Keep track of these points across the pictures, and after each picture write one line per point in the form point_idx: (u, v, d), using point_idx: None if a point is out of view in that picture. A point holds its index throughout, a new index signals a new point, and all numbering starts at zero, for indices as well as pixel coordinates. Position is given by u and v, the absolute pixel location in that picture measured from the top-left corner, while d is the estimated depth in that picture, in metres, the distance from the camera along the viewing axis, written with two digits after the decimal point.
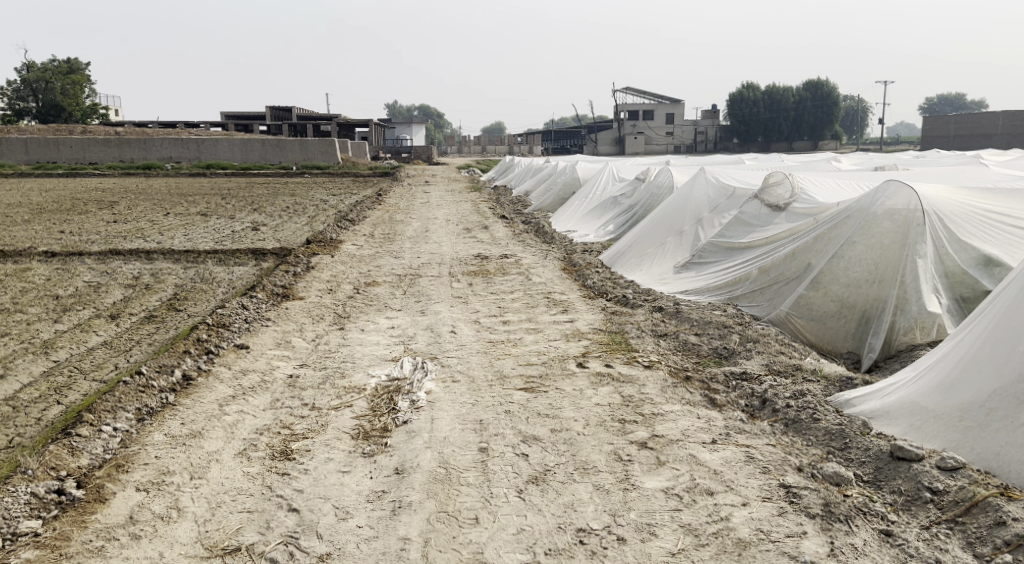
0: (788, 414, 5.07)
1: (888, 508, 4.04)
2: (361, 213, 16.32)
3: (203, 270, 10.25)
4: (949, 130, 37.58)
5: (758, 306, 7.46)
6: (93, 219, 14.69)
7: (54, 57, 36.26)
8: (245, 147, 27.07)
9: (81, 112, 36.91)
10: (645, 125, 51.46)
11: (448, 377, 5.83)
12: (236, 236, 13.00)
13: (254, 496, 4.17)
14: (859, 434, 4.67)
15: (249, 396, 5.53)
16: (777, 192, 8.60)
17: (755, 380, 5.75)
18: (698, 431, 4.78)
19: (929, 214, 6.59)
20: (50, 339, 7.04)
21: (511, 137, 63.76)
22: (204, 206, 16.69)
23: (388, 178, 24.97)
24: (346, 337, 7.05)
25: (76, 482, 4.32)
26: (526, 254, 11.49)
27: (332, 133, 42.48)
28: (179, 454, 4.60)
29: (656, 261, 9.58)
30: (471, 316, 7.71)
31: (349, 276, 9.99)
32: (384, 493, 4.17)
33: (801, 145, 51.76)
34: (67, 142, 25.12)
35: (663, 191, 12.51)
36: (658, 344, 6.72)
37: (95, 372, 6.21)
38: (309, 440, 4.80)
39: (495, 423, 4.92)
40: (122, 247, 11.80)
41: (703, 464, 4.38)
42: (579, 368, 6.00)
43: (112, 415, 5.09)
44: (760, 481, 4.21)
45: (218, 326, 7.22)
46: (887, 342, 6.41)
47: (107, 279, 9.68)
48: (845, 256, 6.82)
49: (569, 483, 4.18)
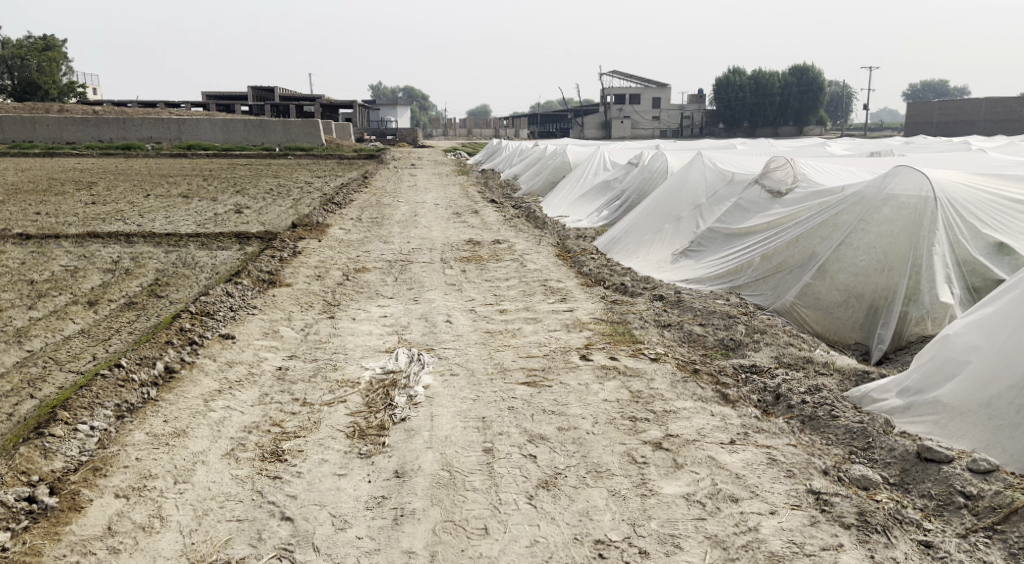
0: (805, 411, 4.82)
1: (919, 514, 3.82)
2: (348, 196, 15.95)
3: (184, 255, 9.87)
4: (932, 116, 37.48)
5: (762, 295, 7.22)
6: (70, 200, 14.23)
7: (29, 34, 35.37)
8: (227, 127, 26.47)
9: (58, 90, 36.16)
10: (631, 109, 51.33)
11: (446, 370, 5.55)
12: (218, 219, 12.61)
13: (244, 503, 3.88)
14: (882, 433, 4.42)
15: (236, 390, 5.23)
16: (779, 176, 8.30)
17: (767, 373, 5.50)
18: (715, 430, 4.53)
19: (941, 200, 6.33)
20: (24, 328, 6.69)
21: (498, 121, 63.48)
22: (185, 188, 16.25)
23: (373, 161, 24.49)
24: (337, 327, 6.74)
25: (48, 489, 4.00)
26: (519, 240, 11.22)
27: (315, 114, 41.88)
28: (163, 455, 4.31)
29: (654, 247, 9.32)
30: (466, 305, 7.41)
31: (337, 262, 9.67)
32: (384, 499, 3.90)
33: (787, 130, 51.77)
34: (43, 120, 24.51)
35: (657, 175, 12.23)
36: (663, 335, 6.47)
37: (71, 363, 5.87)
38: (301, 439, 4.52)
39: (499, 421, 4.65)
40: (100, 229, 11.41)
41: (723, 467, 4.13)
42: (584, 361, 5.73)
43: (89, 413, 4.78)
44: (787, 486, 3.98)
45: (202, 315, 6.90)
46: (897, 333, 6.19)
47: (84, 263, 9.30)
48: (851, 245, 6.57)
49: (582, 488, 3.93)
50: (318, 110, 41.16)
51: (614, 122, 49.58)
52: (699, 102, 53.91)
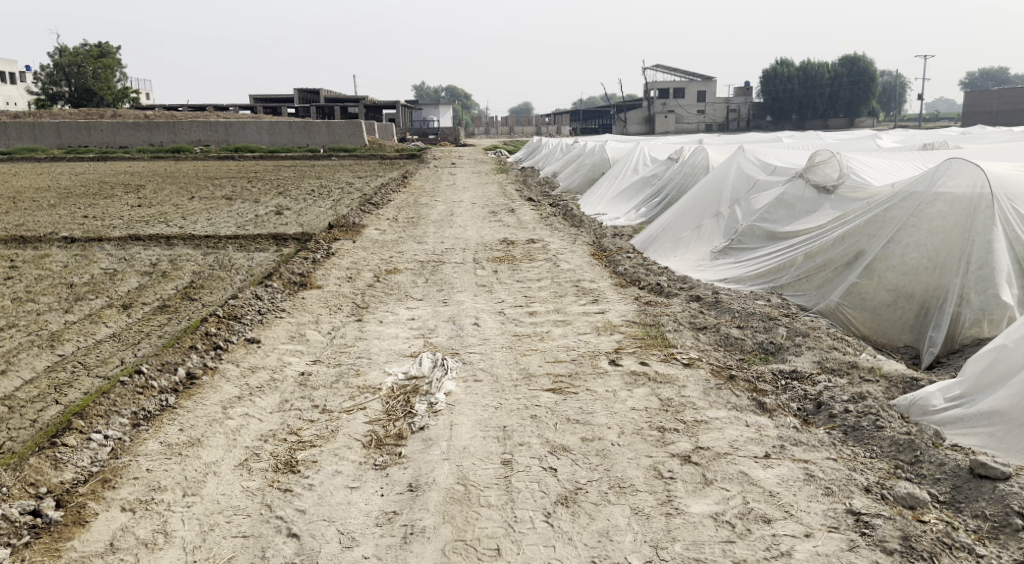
0: (847, 421, 4.52)
1: (972, 537, 3.55)
2: (386, 196, 15.89)
3: (221, 257, 9.85)
4: (991, 105, 36.26)
5: (805, 295, 6.89)
6: (117, 203, 14.37)
7: (86, 41, 36.10)
8: (272, 128, 26.63)
9: (113, 96, 36.81)
10: (677, 103, 50.17)
11: (470, 376, 5.35)
12: (258, 221, 12.59)
13: (251, 518, 3.77)
14: (931, 447, 4.13)
15: (255, 397, 5.11)
16: (824, 171, 7.92)
17: (808, 380, 5.22)
18: (749, 442, 4.27)
19: (999, 196, 5.96)
20: (58, 331, 6.68)
21: (541, 118, 63.14)
22: (229, 190, 16.30)
23: (413, 161, 24.40)
24: (364, 330, 6.60)
25: (53, 502, 3.93)
26: (554, 239, 10.99)
27: (360, 115, 42.07)
28: (174, 466, 4.20)
29: (692, 246, 9.02)
30: (495, 307, 7.22)
31: (370, 263, 9.54)
32: (395, 515, 3.75)
33: (837, 123, 50.55)
34: (97, 125, 24.94)
35: (698, 171, 11.90)
36: (698, 338, 6.20)
37: (100, 367, 5.82)
38: (317, 448, 4.38)
39: (520, 431, 4.45)
40: (143, 232, 11.46)
41: (757, 484, 3.88)
42: (613, 367, 5.50)
43: (105, 421, 4.69)
44: (825, 506, 3.73)
45: (229, 319, 6.81)
46: (950, 336, 5.84)
47: (123, 266, 9.30)
48: (900, 242, 6.24)
49: (603, 505, 3.73)
50: (362, 111, 41.31)
51: (658, 117, 48.94)
52: (745, 95, 52.91)
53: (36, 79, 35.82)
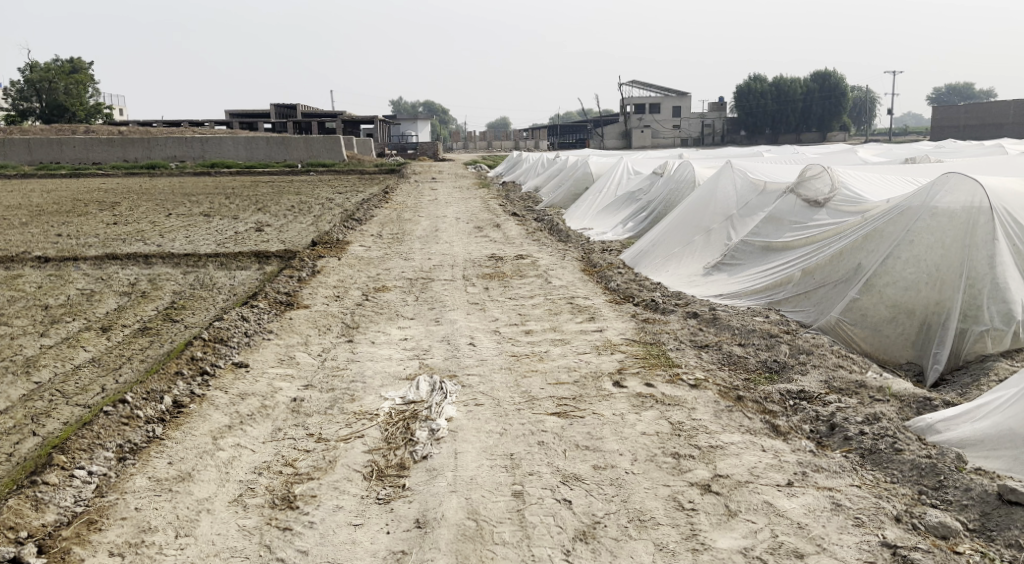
0: (864, 444, 4.37)
1: None
2: (369, 211, 15.65)
3: (202, 275, 9.59)
4: (959, 119, 36.71)
5: (804, 311, 6.72)
6: (92, 221, 14.01)
7: (57, 58, 35.70)
8: (248, 144, 26.28)
9: (85, 112, 36.29)
10: (652, 118, 50.57)
11: (470, 400, 5.15)
12: (238, 237, 12.34)
13: (250, 561, 3.58)
14: (955, 471, 3.99)
15: (247, 426, 4.87)
16: (815, 185, 7.81)
17: (817, 400, 5.06)
18: (769, 469, 4.11)
19: (998, 210, 5.89)
20: (34, 356, 6.39)
21: (517, 132, 63.20)
22: (207, 207, 15.99)
23: (393, 176, 24.19)
24: (355, 352, 6.39)
25: (36, 548, 3.72)
26: (543, 255, 10.82)
27: (336, 130, 41.83)
28: (165, 503, 3.98)
29: (684, 261, 8.89)
30: (489, 326, 7.01)
31: (357, 281, 9.31)
32: (404, 554, 3.56)
33: (809, 136, 50.96)
34: (70, 141, 24.51)
35: (683, 185, 11.81)
36: (701, 357, 6.03)
37: (79, 396, 5.55)
38: (315, 481, 4.16)
39: (528, 459, 4.25)
40: (120, 250, 11.15)
41: (783, 515, 3.73)
42: (617, 389, 5.31)
43: (88, 455, 4.44)
44: (857, 539, 3.58)
45: (215, 342, 6.55)
46: (955, 352, 5.73)
47: (100, 286, 9.00)
48: (900, 256, 6.11)
49: (624, 541, 3.57)
50: (338, 127, 41.09)
51: (634, 131, 49.08)
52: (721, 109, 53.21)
53: (6, 95, 35.27)
